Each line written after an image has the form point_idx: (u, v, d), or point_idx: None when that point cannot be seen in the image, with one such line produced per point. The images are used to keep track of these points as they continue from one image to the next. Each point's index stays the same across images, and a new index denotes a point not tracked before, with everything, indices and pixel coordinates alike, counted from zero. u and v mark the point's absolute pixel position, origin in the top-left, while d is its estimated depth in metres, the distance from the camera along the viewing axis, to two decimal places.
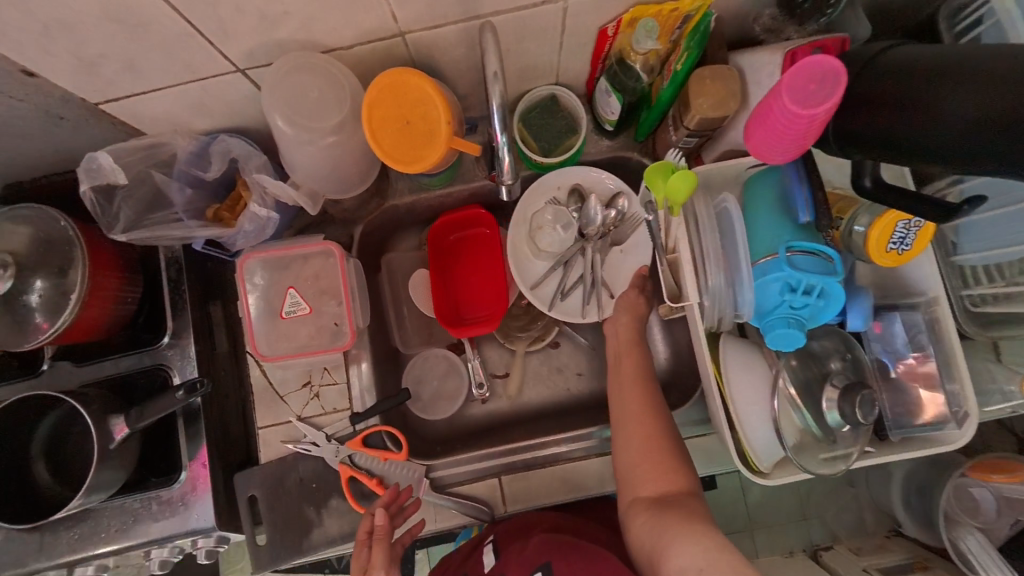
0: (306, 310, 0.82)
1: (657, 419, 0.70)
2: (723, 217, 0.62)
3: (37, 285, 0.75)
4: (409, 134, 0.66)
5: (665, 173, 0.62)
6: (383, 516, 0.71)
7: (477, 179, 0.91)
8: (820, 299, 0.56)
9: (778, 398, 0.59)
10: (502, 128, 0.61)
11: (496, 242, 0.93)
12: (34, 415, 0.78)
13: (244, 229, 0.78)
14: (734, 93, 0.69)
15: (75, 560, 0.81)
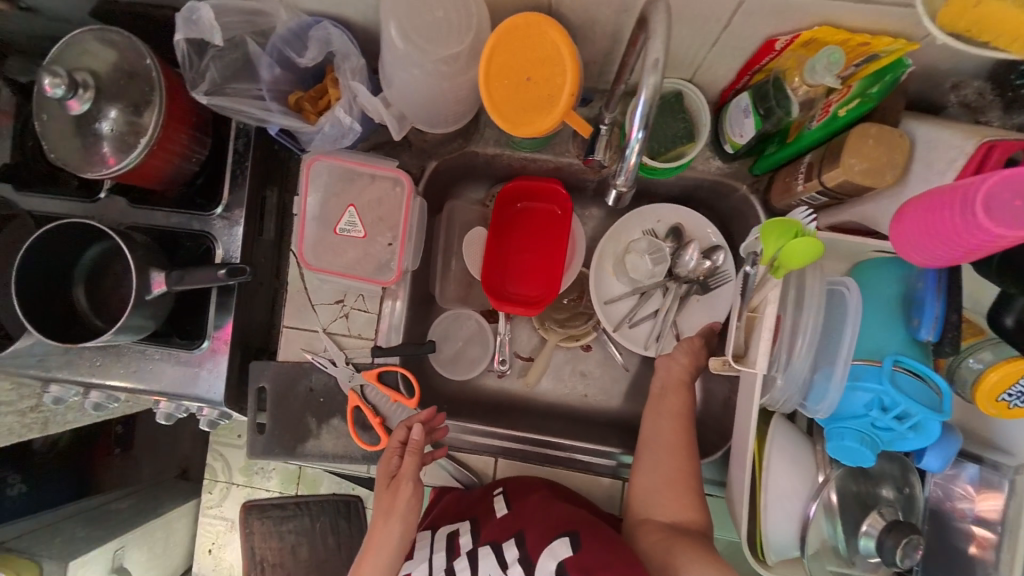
0: (360, 234, 0.78)
1: (686, 450, 0.67)
2: (835, 298, 0.56)
3: (110, 115, 0.74)
4: (525, 93, 0.57)
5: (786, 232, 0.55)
6: (420, 432, 0.72)
7: (567, 156, 0.84)
8: (908, 429, 0.51)
9: (815, 502, 0.56)
10: (641, 124, 0.52)
11: (564, 226, 0.87)
12: (83, 241, 0.80)
13: (323, 131, 0.73)
14: (893, 164, 0.60)
15: (91, 386, 0.87)
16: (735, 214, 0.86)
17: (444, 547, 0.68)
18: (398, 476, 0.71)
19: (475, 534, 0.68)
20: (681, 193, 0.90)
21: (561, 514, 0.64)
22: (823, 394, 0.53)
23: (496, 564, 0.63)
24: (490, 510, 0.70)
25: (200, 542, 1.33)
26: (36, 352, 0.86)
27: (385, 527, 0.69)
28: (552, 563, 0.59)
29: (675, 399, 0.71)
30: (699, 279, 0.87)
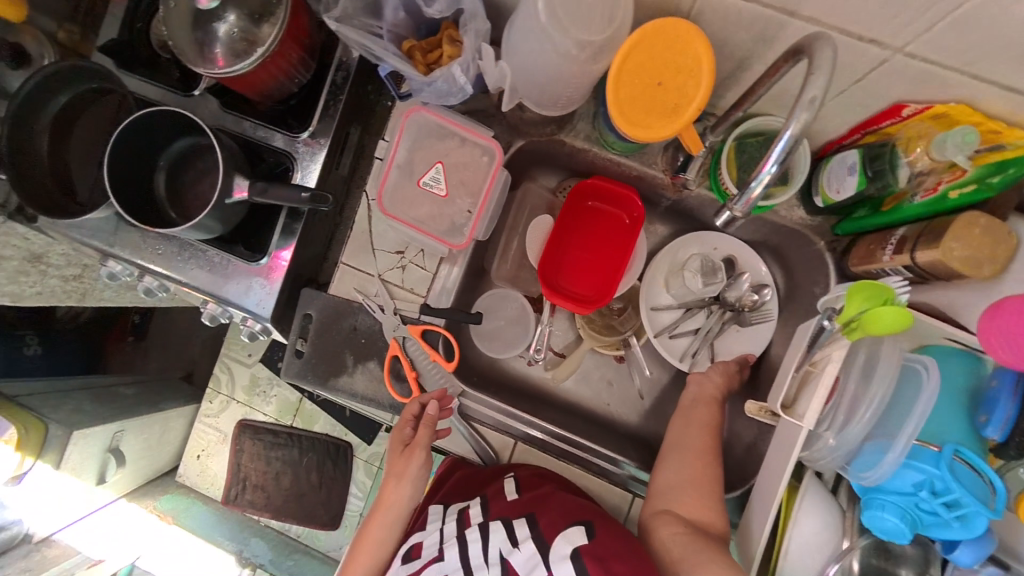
0: (441, 193, 0.79)
1: (708, 481, 0.67)
2: (909, 373, 0.56)
3: (229, 18, 0.77)
4: (653, 97, 0.57)
5: (873, 298, 0.54)
6: (435, 408, 0.75)
7: (653, 168, 0.83)
8: (953, 518, 0.52)
9: (837, 566, 0.57)
10: (778, 159, 0.51)
11: (631, 234, 0.87)
12: (176, 132, 0.83)
13: (434, 84, 0.71)
14: (996, 259, 0.58)
15: (146, 270, 0.91)
16: (803, 268, 0.84)
17: (454, 519, 0.71)
18: (411, 444, 0.75)
19: (485, 508, 0.69)
20: (754, 233, 0.88)
21: (572, 508, 0.67)
22: (869, 464, 0.55)
23: (506, 541, 0.65)
24: (499, 491, 0.71)
25: (190, 447, 1.62)
26: (104, 227, 0.89)
27: (397, 488, 0.75)
28: (567, 547, 0.61)
29: (704, 435, 0.71)
30: (743, 310, 0.88)
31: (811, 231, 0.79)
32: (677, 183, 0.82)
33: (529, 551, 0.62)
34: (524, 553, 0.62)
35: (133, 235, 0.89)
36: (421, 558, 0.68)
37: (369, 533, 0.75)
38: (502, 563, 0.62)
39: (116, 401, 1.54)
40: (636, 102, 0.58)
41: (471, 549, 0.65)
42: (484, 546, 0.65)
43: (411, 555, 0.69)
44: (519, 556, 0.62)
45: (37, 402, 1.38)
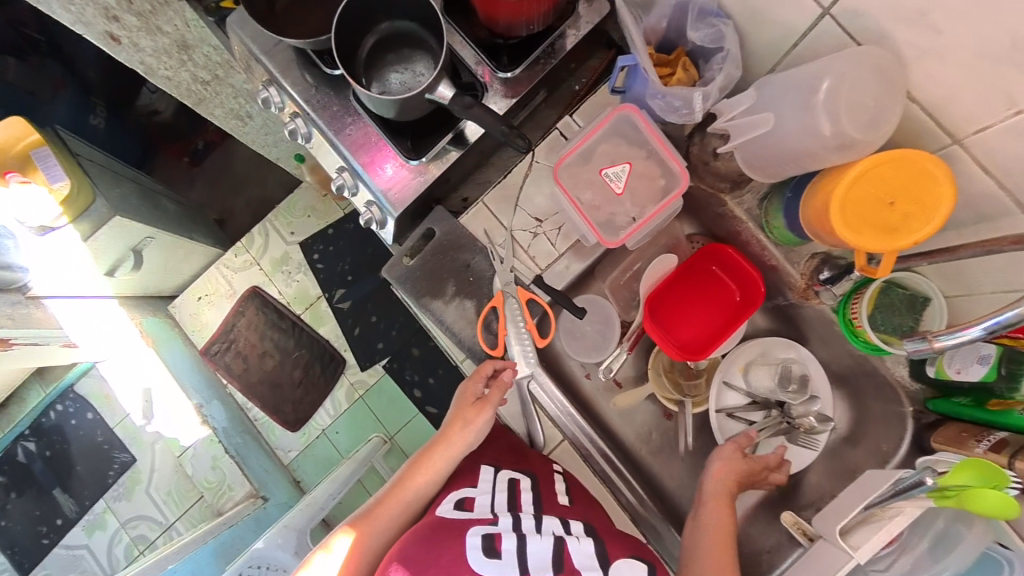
0: (617, 190, 0.79)
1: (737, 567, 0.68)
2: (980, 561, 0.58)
3: None
4: (879, 214, 0.59)
5: (982, 475, 0.55)
6: (509, 376, 0.78)
7: (792, 268, 0.84)
8: None
9: None
10: (988, 328, 0.54)
11: (740, 312, 0.88)
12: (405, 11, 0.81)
13: (668, 99, 0.72)
14: None
15: (299, 112, 0.88)
16: (874, 421, 0.86)
17: (506, 490, 0.72)
18: (483, 399, 0.79)
19: (539, 503, 0.71)
20: (843, 371, 0.90)
21: (627, 543, 0.69)
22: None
23: (559, 527, 0.66)
24: (553, 494, 0.74)
25: (196, 286, 1.69)
26: (279, 55, 0.86)
27: (460, 436, 0.78)
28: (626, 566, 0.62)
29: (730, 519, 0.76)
30: (798, 430, 0.89)
31: (904, 392, 0.83)
32: (810, 290, 0.84)
33: (588, 550, 0.63)
34: (583, 546, 0.63)
35: (301, 73, 0.86)
36: (472, 512, 0.68)
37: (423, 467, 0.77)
38: (558, 540, 0.63)
39: (159, 210, 1.53)
40: (859, 210, 0.60)
41: (524, 522, 0.65)
42: (537, 524, 0.66)
43: (461, 505, 0.70)
44: (576, 546, 0.63)
45: (94, 170, 1.36)
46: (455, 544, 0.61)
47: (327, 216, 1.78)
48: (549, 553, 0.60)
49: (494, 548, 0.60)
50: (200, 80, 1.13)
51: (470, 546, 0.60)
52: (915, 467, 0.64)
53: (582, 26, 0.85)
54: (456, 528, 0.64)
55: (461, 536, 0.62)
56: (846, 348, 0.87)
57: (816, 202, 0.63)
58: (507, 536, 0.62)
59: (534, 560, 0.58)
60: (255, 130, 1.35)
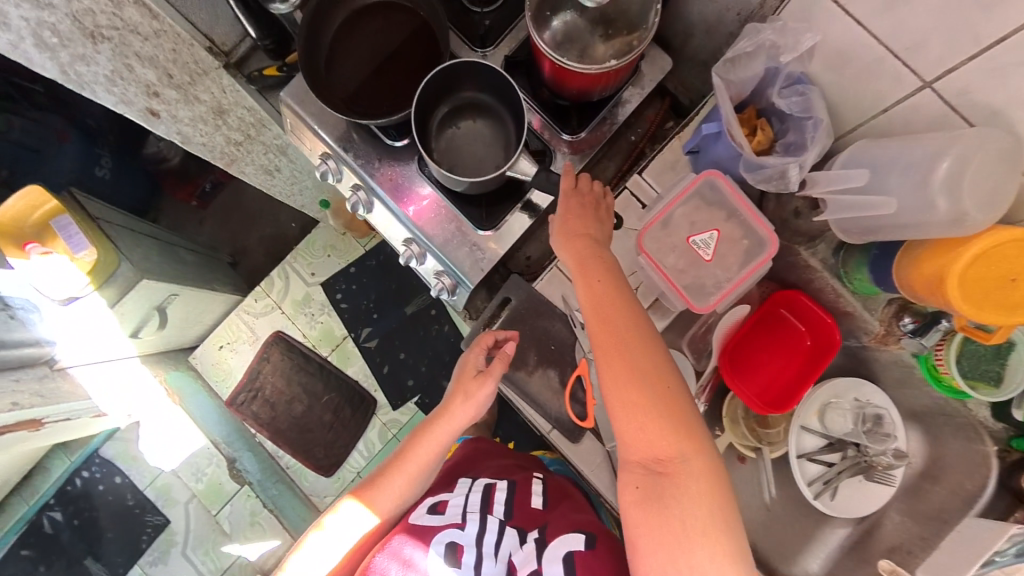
0: (705, 257, 0.79)
1: (671, 391, 0.61)
2: None
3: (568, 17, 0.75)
4: (997, 289, 0.64)
5: None
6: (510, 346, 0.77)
7: (871, 315, 0.86)
8: None
9: None
10: None
11: (817, 359, 0.88)
12: (483, 83, 0.80)
13: (763, 170, 0.74)
14: None
15: (364, 185, 0.85)
16: (957, 460, 0.87)
17: (479, 493, 0.78)
18: (483, 371, 0.78)
19: (508, 509, 0.75)
20: (919, 406, 0.93)
21: (580, 522, 0.72)
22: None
23: (516, 541, 0.70)
24: (527, 497, 0.78)
25: (217, 334, 1.63)
26: (337, 128, 0.83)
27: (457, 419, 0.78)
28: (562, 552, 0.66)
29: (594, 269, 0.68)
30: (877, 469, 0.90)
31: (986, 432, 0.84)
32: (891, 336, 0.86)
33: (531, 550, 0.67)
34: (526, 552, 0.67)
35: (359, 145, 0.83)
36: (445, 516, 0.74)
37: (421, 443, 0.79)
38: (508, 558, 0.67)
39: (179, 263, 1.47)
40: (980, 282, 0.64)
41: (486, 536, 0.70)
42: (498, 539, 0.70)
43: (435, 509, 0.76)
44: (522, 554, 0.67)
45: (117, 231, 1.30)
46: (421, 549, 0.69)
47: (349, 255, 1.73)
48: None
49: (455, 559, 0.67)
50: (234, 140, 1.10)
51: (432, 556, 0.68)
52: None
53: (647, 84, 0.85)
54: (425, 533, 0.72)
55: (427, 542, 0.70)
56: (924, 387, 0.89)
57: (927, 267, 0.68)
58: (466, 550, 0.68)
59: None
60: (285, 183, 1.32)
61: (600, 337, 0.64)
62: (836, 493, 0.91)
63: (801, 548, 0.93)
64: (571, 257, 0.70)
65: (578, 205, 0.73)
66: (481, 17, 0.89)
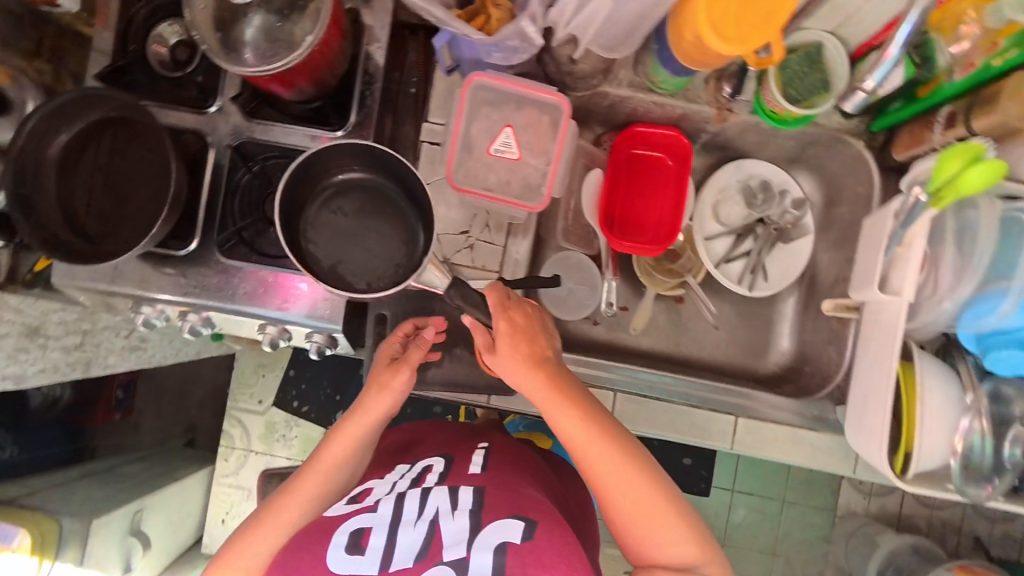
0: (514, 157, 0.76)
1: (670, 494, 0.64)
2: (1008, 223, 0.62)
3: (255, 22, 0.72)
4: (744, 13, 0.65)
5: (969, 158, 0.60)
6: (432, 332, 0.76)
7: (698, 102, 0.87)
8: None
9: (969, 420, 0.61)
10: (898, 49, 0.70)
11: (678, 173, 0.92)
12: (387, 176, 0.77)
13: (505, 44, 0.71)
14: None
15: (189, 307, 0.81)
16: (844, 173, 0.93)
17: (410, 477, 0.75)
18: (398, 358, 0.75)
19: (442, 476, 0.74)
20: (791, 151, 0.97)
21: (519, 503, 0.69)
22: (980, 316, 0.61)
23: (446, 505, 0.67)
24: (464, 466, 0.76)
25: (212, 512, 1.57)
26: (121, 271, 0.80)
27: (370, 420, 0.75)
28: (496, 540, 0.62)
29: (562, 395, 0.65)
30: (784, 228, 0.96)
31: (847, 135, 0.88)
32: (724, 109, 0.88)
33: (462, 524, 0.64)
34: (455, 524, 0.64)
35: (158, 272, 0.79)
36: (361, 504, 0.71)
37: (328, 449, 0.76)
38: (431, 522, 0.65)
39: (128, 477, 1.42)
40: (727, 17, 0.65)
41: (405, 510, 0.68)
42: (421, 506, 0.68)
43: (355, 499, 0.73)
44: (450, 524, 0.65)
45: (41, 499, 1.23)
46: (322, 546, 0.65)
47: (281, 361, 1.65)
48: (416, 543, 0.63)
49: (359, 545, 0.64)
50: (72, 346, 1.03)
51: (334, 545, 0.64)
52: (904, 193, 0.69)
53: (381, 36, 0.83)
54: (330, 524, 0.68)
55: (330, 536, 0.66)
56: (781, 134, 0.93)
57: (688, 37, 0.70)
58: (376, 532, 0.65)
59: (399, 552, 0.62)
60: (160, 350, 1.22)
61: (591, 458, 0.64)
62: (764, 270, 0.95)
63: (774, 334, 0.96)
64: (533, 385, 0.66)
65: (510, 335, 0.66)
66: (193, 77, 0.84)
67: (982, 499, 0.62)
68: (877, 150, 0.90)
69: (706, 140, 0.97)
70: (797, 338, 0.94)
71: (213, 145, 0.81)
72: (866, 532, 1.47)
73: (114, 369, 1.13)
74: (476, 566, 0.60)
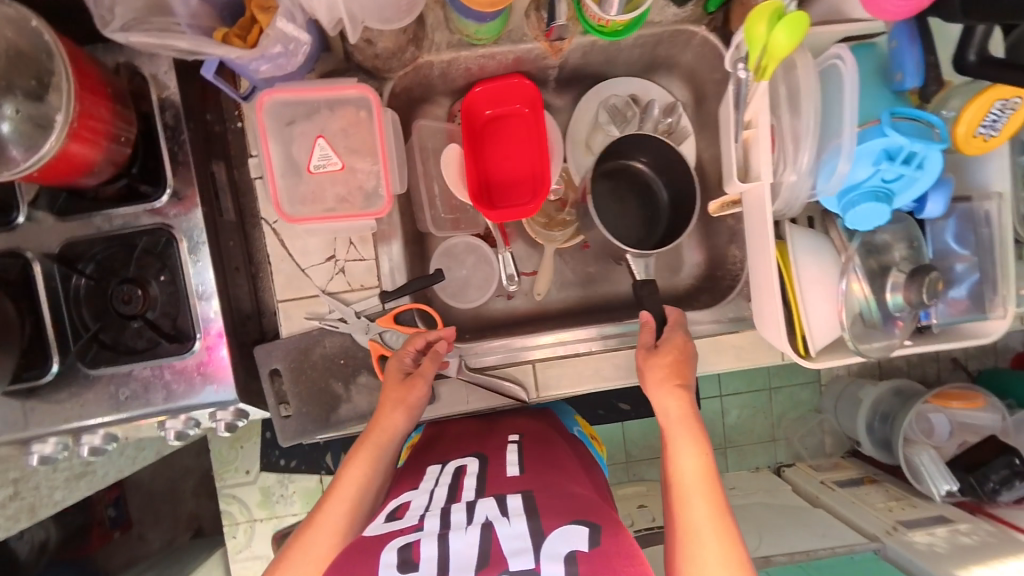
0: (338, 166, 0.72)
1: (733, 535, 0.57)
2: (831, 72, 0.59)
3: (6, 112, 0.60)
4: None
5: (770, 18, 0.57)
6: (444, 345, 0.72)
7: (526, 41, 0.83)
8: (919, 169, 0.57)
9: (845, 282, 0.61)
10: None
11: (535, 119, 0.88)
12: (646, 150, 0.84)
13: (271, 52, 0.66)
14: None
15: (80, 428, 0.76)
16: (699, 65, 0.90)
17: (446, 483, 0.62)
18: (413, 372, 0.71)
19: (480, 485, 0.60)
20: (643, 59, 0.93)
21: (578, 503, 0.55)
22: (830, 173, 0.59)
23: (496, 510, 0.54)
24: (501, 469, 0.64)
25: None
26: (0, 417, 0.75)
27: (380, 433, 0.68)
28: (563, 548, 0.49)
29: (693, 431, 0.64)
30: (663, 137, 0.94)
31: (682, 24, 0.85)
32: (553, 41, 0.84)
33: (521, 528, 0.51)
34: (513, 527, 0.51)
35: (34, 403, 0.75)
36: (401, 519, 0.55)
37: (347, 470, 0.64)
38: (486, 527, 0.52)
39: None
40: None
41: (451, 518, 0.54)
42: (469, 512, 0.54)
43: (393, 515, 0.57)
44: (507, 528, 0.51)
45: None
46: (367, 566, 0.49)
47: (254, 430, 1.58)
48: (473, 548, 0.49)
49: (411, 560, 0.49)
50: (6, 498, 0.91)
51: (382, 566, 0.49)
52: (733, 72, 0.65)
53: (169, 82, 0.74)
54: (372, 544, 0.52)
55: (372, 553, 0.51)
56: (626, 44, 0.88)
57: None
58: (427, 542, 0.50)
59: (456, 561, 0.48)
60: (110, 465, 1.11)
61: (683, 468, 0.62)
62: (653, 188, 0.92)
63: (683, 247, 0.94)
64: (667, 404, 0.67)
65: (675, 353, 0.70)
66: None
67: (889, 348, 0.62)
68: (720, 30, 0.86)
69: (553, 76, 0.93)
70: (705, 244, 0.93)
71: (33, 256, 0.74)
72: (850, 391, 1.50)
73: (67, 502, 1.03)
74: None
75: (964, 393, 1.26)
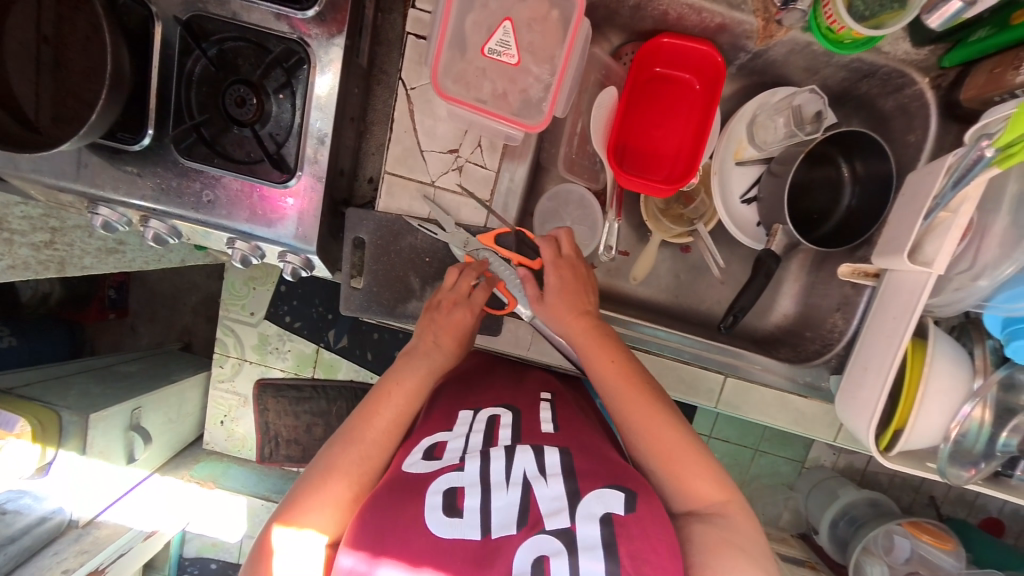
0: (512, 61, 0.66)
1: (693, 443, 0.64)
2: None
3: None
4: None
5: None
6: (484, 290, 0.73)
7: (743, 10, 0.73)
8: None
9: (971, 404, 0.61)
10: None
11: (702, 100, 0.81)
12: (862, 154, 0.79)
13: None
14: None
15: (149, 213, 0.74)
16: (896, 118, 0.82)
17: (481, 430, 0.65)
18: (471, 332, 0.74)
19: (515, 434, 0.65)
20: (840, 84, 0.84)
21: (610, 469, 0.60)
22: (1016, 299, 0.59)
23: (535, 468, 0.59)
24: (535, 421, 0.68)
25: (211, 411, 1.39)
26: (72, 165, 0.70)
27: (431, 372, 0.72)
28: (597, 508, 0.54)
29: (626, 368, 0.68)
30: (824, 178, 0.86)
31: (909, 66, 0.76)
32: (772, 23, 0.75)
33: (558, 490, 0.56)
34: (552, 490, 0.56)
35: (116, 167, 0.71)
36: (440, 460, 0.62)
37: (403, 377, 0.70)
38: (525, 486, 0.57)
39: (122, 379, 1.26)
40: None
41: (491, 468, 0.59)
42: (507, 465, 0.59)
43: (431, 453, 0.63)
44: (545, 489, 0.57)
45: (40, 391, 1.14)
46: (414, 506, 0.56)
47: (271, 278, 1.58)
48: (514, 506, 0.55)
49: (455, 506, 0.56)
50: (43, 243, 0.90)
51: (429, 508, 0.56)
52: (966, 145, 0.59)
53: None
54: (416, 485, 0.59)
55: (420, 496, 0.57)
56: (837, 61, 0.79)
57: None
58: (470, 493, 0.57)
59: (497, 520, 0.55)
60: (139, 254, 1.08)
61: (633, 398, 0.66)
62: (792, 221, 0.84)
63: (778, 293, 0.90)
64: (599, 352, 0.68)
65: (559, 277, 0.71)
66: None
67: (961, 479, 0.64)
68: (942, 91, 0.76)
69: (743, 62, 0.84)
70: (802, 298, 0.89)
71: (156, 17, 0.66)
72: (829, 484, 1.37)
73: (92, 271, 1.01)
74: (582, 538, 0.52)
75: (937, 530, 1.15)
